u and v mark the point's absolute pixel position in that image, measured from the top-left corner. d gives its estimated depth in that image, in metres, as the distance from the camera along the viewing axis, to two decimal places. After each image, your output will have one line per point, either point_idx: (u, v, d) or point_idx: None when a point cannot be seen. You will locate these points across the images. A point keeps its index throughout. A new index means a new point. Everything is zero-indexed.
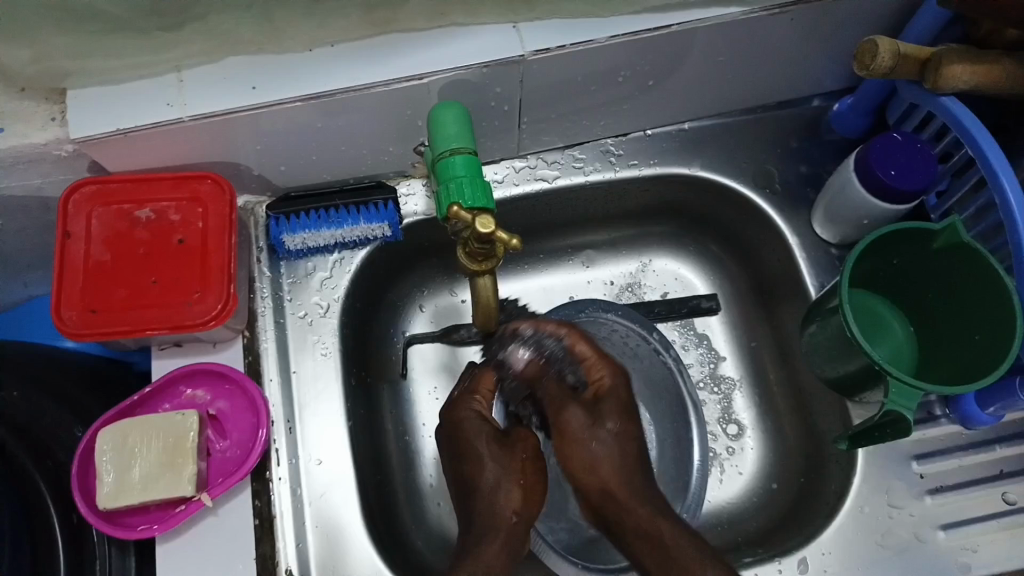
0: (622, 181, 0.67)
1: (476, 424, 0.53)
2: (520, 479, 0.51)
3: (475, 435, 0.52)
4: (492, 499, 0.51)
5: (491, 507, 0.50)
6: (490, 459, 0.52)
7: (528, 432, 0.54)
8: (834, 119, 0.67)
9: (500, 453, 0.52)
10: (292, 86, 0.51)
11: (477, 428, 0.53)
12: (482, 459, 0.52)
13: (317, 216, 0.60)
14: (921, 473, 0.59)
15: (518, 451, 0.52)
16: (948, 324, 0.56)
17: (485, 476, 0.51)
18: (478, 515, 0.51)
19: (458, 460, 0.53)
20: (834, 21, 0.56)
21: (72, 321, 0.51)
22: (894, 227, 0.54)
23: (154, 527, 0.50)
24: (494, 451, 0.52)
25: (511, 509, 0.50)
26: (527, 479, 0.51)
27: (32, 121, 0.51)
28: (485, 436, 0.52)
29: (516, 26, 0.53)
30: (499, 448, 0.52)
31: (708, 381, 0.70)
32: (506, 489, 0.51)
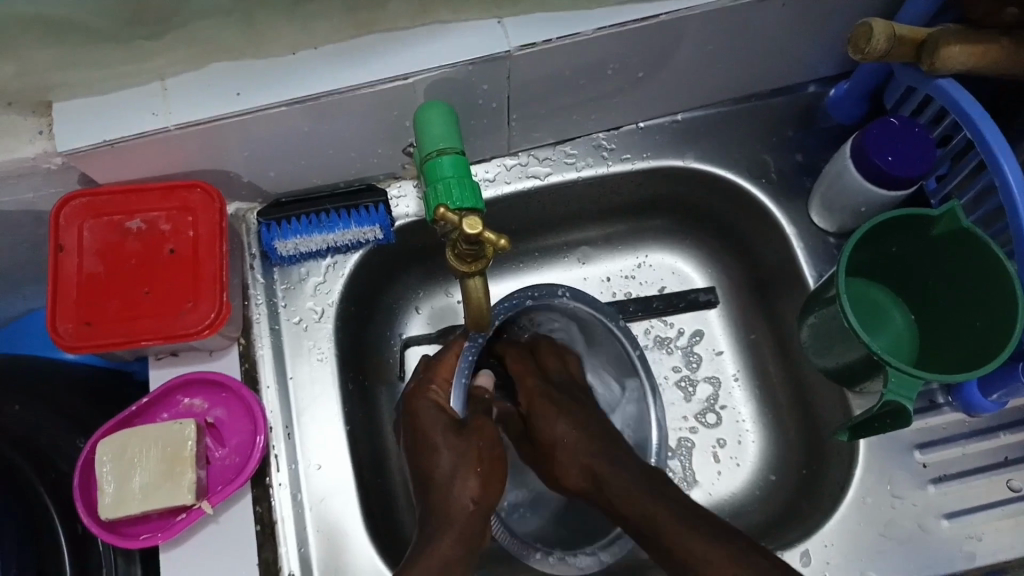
0: (615, 176, 0.66)
1: (431, 415, 0.51)
2: (474, 466, 0.49)
3: (431, 426, 0.51)
4: (448, 490, 0.49)
5: (445, 498, 0.49)
6: (442, 445, 0.50)
7: (485, 422, 0.51)
8: (830, 106, 0.65)
9: (456, 441, 0.50)
10: (275, 92, 0.51)
11: (432, 415, 0.51)
12: (437, 449, 0.50)
13: (308, 220, 0.60)
14: (923, 463, 0.59)
15: (473, 441, 0.50)
16: (952, 311, 0.55)
17: (440, 461, 0.50)
18: (433, 509, 0.49)
19: (417, 448, 0.51)
20: (827, 5, 0.55)
21: (67, 335, 0.51)
22: (891, 214, 0.53)
23: (157, 535, 0.51)
24: (445, 439, 0.50)
25: (468, 497, 0.48)
26: (480, 468, 0.49)
27: (19, 136, 0.51)
28: (440, 426, 0.51)
29: (500, 22, 0.52)
30: (452, 434, 0.50)
31: (685, 381, 0.69)
32: (461, 474, 0.49)
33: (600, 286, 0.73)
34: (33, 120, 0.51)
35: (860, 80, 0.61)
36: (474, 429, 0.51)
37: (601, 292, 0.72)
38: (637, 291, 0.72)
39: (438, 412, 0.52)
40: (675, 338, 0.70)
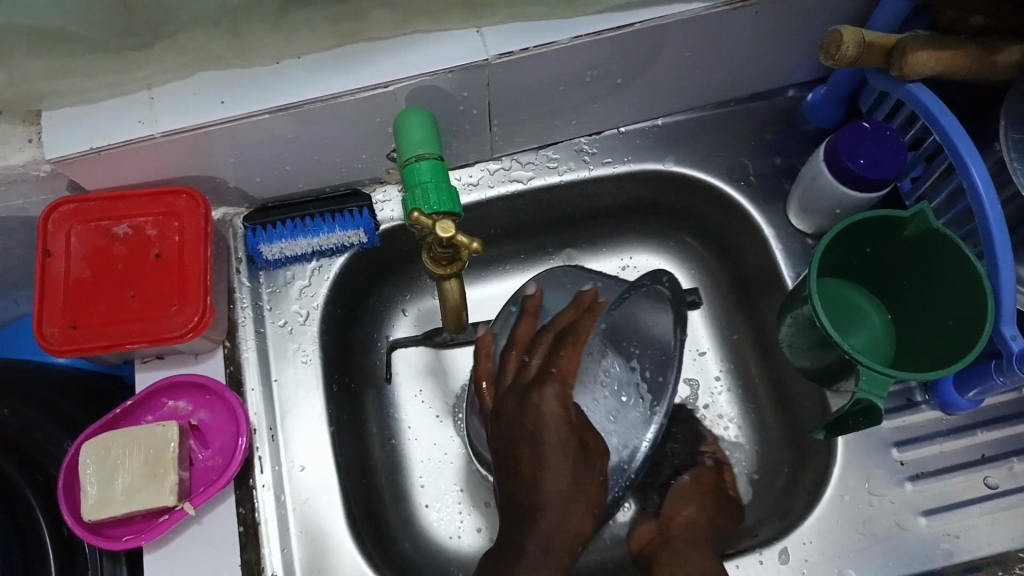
0: (596, 179, 0.67)
1: (560, 428, 0.51)
2: (579, 500, 0.50)
3: (557, 440, 0.51)
4: (566, 522, 0.49)
5: (558, 526, 0.49)
6: (554, 464, 0.50)
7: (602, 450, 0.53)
8: (807, 110, 0.66)
9: (579, 471, 0.51)
10: (260, 99, 0.52)
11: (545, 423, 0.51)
12: (562, 470, 0.50)
13: (293, 225, 0.61)
14: (901, 461, 0.59)
15: (594, 472, 0.52)
16: (926, 310, 0.56)
17: (550, 484, 0.49)
18: (540, 532, 0.48)
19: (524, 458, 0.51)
20: (800, 12, 0.56)
21: (54, 338, 0.52)
22: (863, 215, 0.54)
23: (140, 536, 0.51)
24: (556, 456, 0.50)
25: (577, 532, 0.50)
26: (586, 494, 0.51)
27: (9, 143, 0.52)
28: (569, 451, 0.51)
29: (479, 30, 0.53)
30: (556, 450, 0.51)
31: None
32: (580, 490, 0.50)
33: None
34: (23, 128, 0.53)
35: (836, 84, 0.62)
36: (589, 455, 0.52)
37: None
38: None
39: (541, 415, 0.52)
40: None
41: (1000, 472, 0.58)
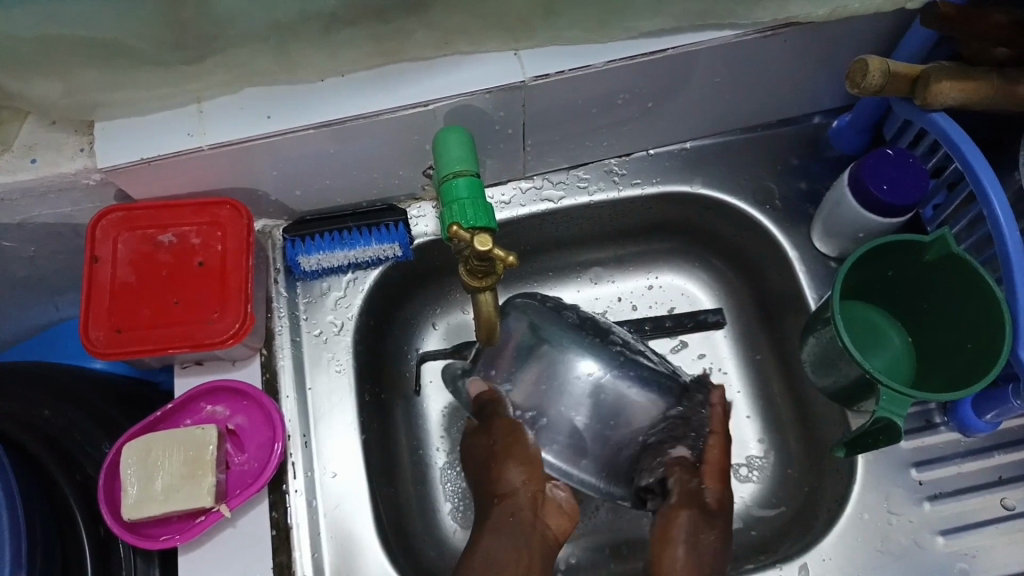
0: (624, 200, 0.69)
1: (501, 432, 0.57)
2: (515, 456, 0.55)
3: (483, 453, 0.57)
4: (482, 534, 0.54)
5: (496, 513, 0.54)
6: (479, 443, 0.58)
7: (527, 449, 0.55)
8: (833, 136, 0.68)
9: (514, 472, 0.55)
10: (306, 114, 0.54)
11: (480, 438, 0.57)
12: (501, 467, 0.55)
13: (331, 237, 0.63)
14: (920, 480, 0.60)
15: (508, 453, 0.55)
16: (946, 333, 0.57)
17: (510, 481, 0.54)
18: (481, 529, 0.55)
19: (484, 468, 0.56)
20: (826, 42, 0.58)
21: (100, 341, 0.54)
22: (887, 239, 0.56)
23: (176, 536, 0.53)
24: (472, 436, 0.59)
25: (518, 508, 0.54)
26: (521, 454, 0.55)
27: (63, 151, 0.54)
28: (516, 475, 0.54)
29: (517, 53, 0.55)
30: (490, 447, 0.56)
31: None
32: (506, 466, 0.55)
33: (612, 304, 0.75)
34: (75, 138, 0.55)
35: (860, 113, 0.64)
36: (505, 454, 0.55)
37: (613, 310, 0.75)
38: (646, 312, 0.75)
39: (482, 433, 0.57)
40: (670, 350, 0.73)
41: (1018, 494, 0.59)
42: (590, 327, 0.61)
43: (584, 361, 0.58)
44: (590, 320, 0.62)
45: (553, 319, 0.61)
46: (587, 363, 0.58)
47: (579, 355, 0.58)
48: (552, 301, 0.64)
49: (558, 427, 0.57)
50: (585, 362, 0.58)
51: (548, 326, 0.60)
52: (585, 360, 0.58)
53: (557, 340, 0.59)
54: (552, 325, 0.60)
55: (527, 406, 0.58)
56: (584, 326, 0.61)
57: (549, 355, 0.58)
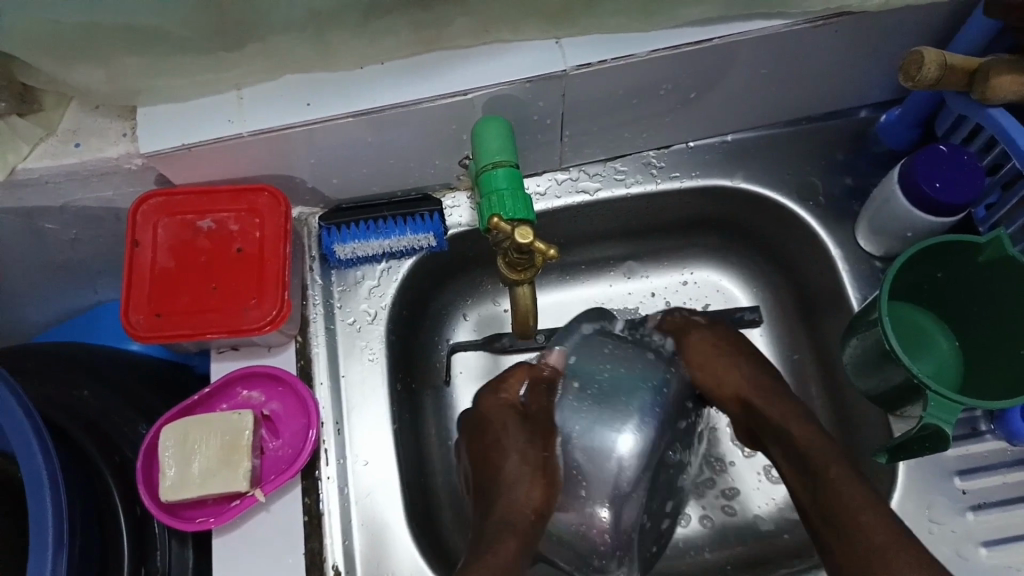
0: (662, 193, 0.67)
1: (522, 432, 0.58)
2: (542, 479, 0.56)
3: (502, 427, 0.59)
4: (514, 495, 0.55)
5: (511, 506, 0.54)
6: (523, 447, 0.57)
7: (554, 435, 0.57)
8: (882, 132, 0.66)
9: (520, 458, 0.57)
10: (345, 102, 0.53)
11: (525, 441, 0.58)
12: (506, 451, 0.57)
13: (366, 226, 0.62)
14: (964, 489, 0.58)
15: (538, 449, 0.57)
16: (997, 338, 0.55)
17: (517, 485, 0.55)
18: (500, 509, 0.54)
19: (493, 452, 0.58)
20: (878, 33, 0.56)
21: (140, 325, 0.54)
22: (940, 238, 0.54)
23: (210, 520, 0.53)
24: (518, 430, 0.58)
25: (529, 508, 0.54)
26: (545, 476, 0.56)
27: (106, 137, 0.55)
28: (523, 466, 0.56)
29: (558, 42, 0.54)
30: (535, 460, 0.57)
31: None
32: (525, 484, 0.55)
33: (645, 300, 0.74)
34: (119, 123, 0.55)
35: (912, 106, 0.61)
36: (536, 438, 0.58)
37: (646, 306, 0.74)
38: (680, 308, 0.73)
39: (529, 433, 0.58)
40: None
41: None
42: (671, 398, 0.59)
43: (624, 434, 0.55)
44: (676, 399, 0.60)
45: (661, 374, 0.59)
46: (627, 439, 0.55)
47: (628, 427, 0.55)
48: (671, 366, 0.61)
49: (576, 467, 0.56)
50: (629, 436, 0.55)
51: (652, 386, 0.58)
52: (629, 435, 0.55)
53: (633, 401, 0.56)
54: (651, 385, 0.58)
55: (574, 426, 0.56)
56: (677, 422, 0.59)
57: (613, 408, 0.56)
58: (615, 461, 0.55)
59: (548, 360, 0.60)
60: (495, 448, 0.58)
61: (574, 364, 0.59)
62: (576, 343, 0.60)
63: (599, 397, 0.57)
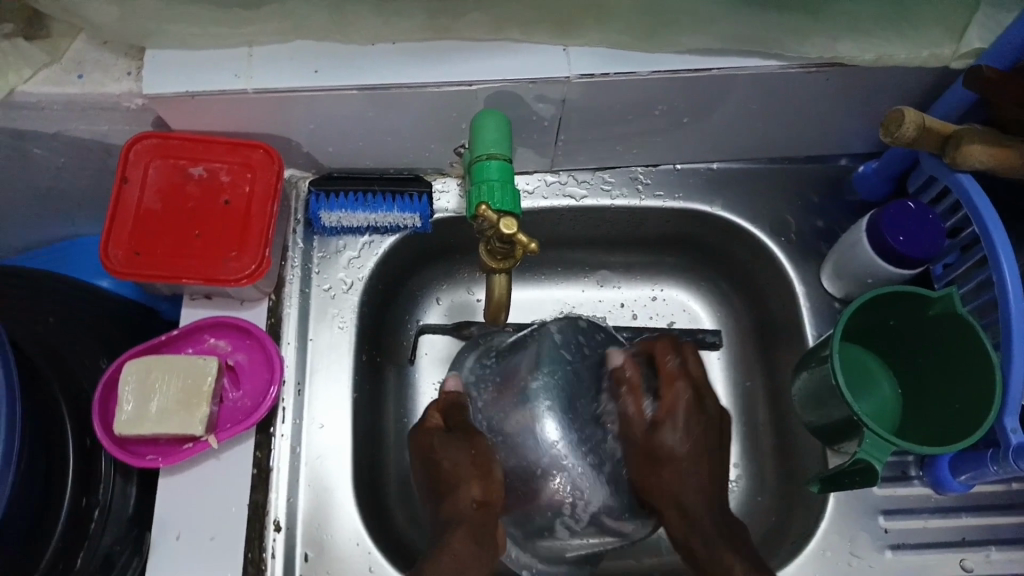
0: (644, 209, 0.70)
1: (442, 436, 0.58)
2: (479, 472, 0.56)
3: (428, 442, 0.58)
4: (453, 495, 0.55)
5: (454, 505, 0.55)
6: (451, 453, 0.57)
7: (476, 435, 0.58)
8: (858, 181, 0.70)
9: (454, 453, 0.57)
10: (350, 75, 0.54)
11: (454, 447, 0.57)
12: (439, 460, 0.57)
13: (355, 197, 0.64)
14: (886, 528, 0.61)
15: (469, 450, 0.57)
16: (935, 388, 0.58)
17: (461, 490, 0.55)
18: (444, 513, 0.55)
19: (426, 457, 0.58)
20: (866, 87, 0.59)
21: (117, 260, 0.55)
22: (892, 288, 0.57)
23: (160, 459, 0.54)
24: (443, 442, 0.58)
25: (471, 500, 0.55)
26: (483, 473, 0.56)
27: (110, 73, 0.55)
28: (459, 465, 0.56)
29: (566, 49, 0.55)
30: (468, 456, 0.57)
31: None
32: (466, 482, 0.56)
33: (614, 309, 0.76)
34: (124, 61, 0.56)
35: (888, 161, 0.65)
36: (468, 441, 0.58)
37: (615, 315, 0.76)
38: (645, 323, 0.76)
39: (456, 441, 0.58)
40: None
41: (978, 557, 0.60)
42: (576, 374, 0.60)
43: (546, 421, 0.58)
44: (581, 369, 0.61)
45: (555, 358, 0.61)
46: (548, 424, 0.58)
47: (546, 415, 0.58)
48: (565, 347, 0.62)
49: (517, 464, 0.57)
50: (550, 421, 0.58)
51: (549, 365, 0.60)
52: (550, 418, 0.58)
53: (533, 387, 0.59)
54: (550, 369, 0.60)
55: (498, 431, 0.59)
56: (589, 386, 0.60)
57: (525, 403, 0.58)
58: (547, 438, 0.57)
59: (448, 388, 0.62)
60: (430, 466, 0.57)
61: (473, 382, 0.63)
62: (465, 369, 0.65)
63: (505, 400, 0.60)
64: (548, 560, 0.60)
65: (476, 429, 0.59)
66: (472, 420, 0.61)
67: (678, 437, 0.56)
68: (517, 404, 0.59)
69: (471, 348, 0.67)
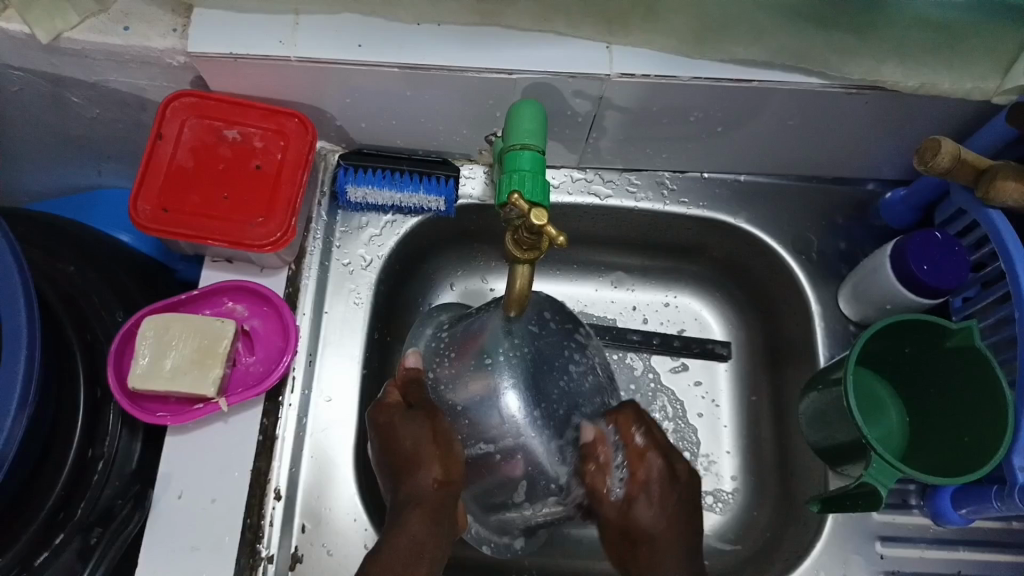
0: (667, 214, 0.70)
1: (404, 414, 0.56)
2: (440, 449, 0.54)
3: (391, 420, 0.56)
4: (414, 474, 0.53)
5: (414, 485, 0.53)
6: (413, 429, 0.54)
7: (433, 411, 0.56)
8: (882, 208, 0.69)
9: (411, 427, 0.55)
10: (392, 52, 0.54)
11: (414, 423, 0.55)
12: (401, 435, 0.54)
13: (383, 175, 0.64)
14: (881, 554, 0.61)
15: (428, 425, 0.55)
16: (943, 421, 0.58)
17: (422, 471, 0.53)
18: (402, 493, 0.52)
19: (386, 435, 0.55)
20: (906, 113, 0.59)
21: (144, 214, 0.55)
22: (898, 317, 0.57)
23: (170, 416, 0.55)
24: (404, 419, 0.55)
25: (432, 479, 0.53)
26: (444, 451, 0.54)
27: (155, 27, 0.55)
28: (421, 439, 0.54)
29: (609, 46, 0.55)
30: (429, 431, 0.55)
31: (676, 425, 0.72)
32: (426, 461, 0.53)
33: (626, 312, 0.76)
34: (170, 17, 0.55)
35: (918, 189, 0.64)
36: (426, 418, 0.55)
37: (626, 318, 0.76)
38: (656, 328, 0.76)
39: (418, 418, 0.55)
40: (671, 370, 0.74)
41: None
42: (540, 350, 0.59)
43: (507, 393, 0.57)
44: (546, 345, 0.60)
45: (520, 329, 0.59)
46: (509, 396, 0.57)
47: (509, 388, 0.57)
48: (532, 320, 0.61)
49: (475, 436, 0.56)
50: (511, 395, 0.57)
51: (514, 337, 0.59)
52: (510, 390, 0.57)
53: (498, 358, 0.58)
54: (517, 342, 0.58)
55: (456, 401, 0.57)
56: (544, 356, 0.59)
57: (487, 374, 0.57)
58: (505, 409, 0.56)
59: (408, 363, 0.58)
60: (387, 444, 0.55)
61: (433, 357, 0.61)
62: (425, 341, 0.63)
63: (464, 366, 0.58)
64: (501, 530, 0.61)
65: (438, 406, 0.57)
66: (431, 395, 0.58)
67: (655, 512, 0.54)
68: (473, 370, 0.58)
69: (427, 322, 0.66)
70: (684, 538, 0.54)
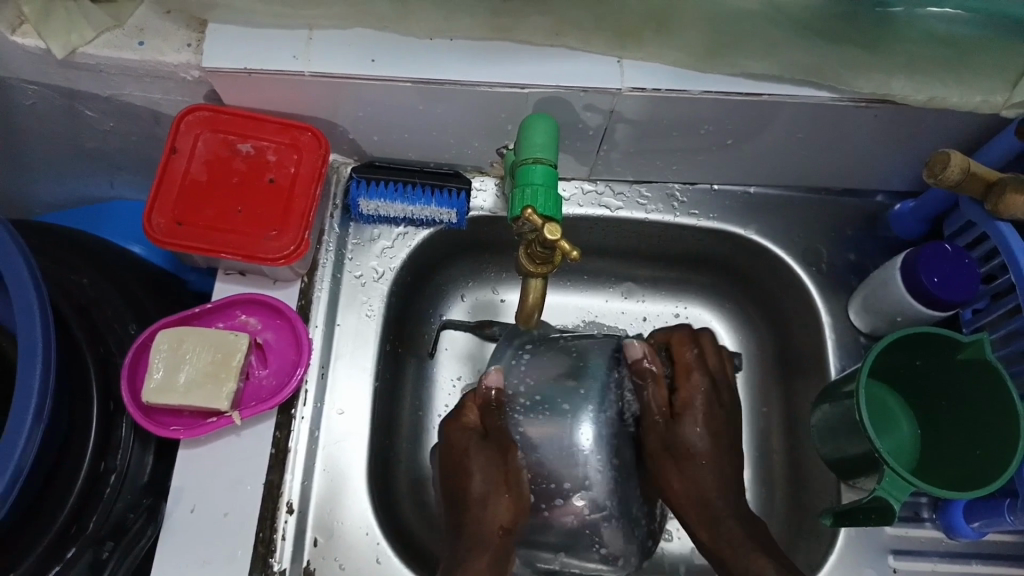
0: (678, 226, 0.70)
1: (474, 444, 0.57)
2: (509, 488, 0.55)
3: (463, 450, 0.57)
4: (481, 511, 0.55)
5: (479, 524, 0.55)
6: (484, 463, 0.56)
7: (509, 443, 0.57)
8: (892, 219, 0.70)
9: (485, 463, 0.56)
10: (405, 66, 0.55)
11: (486, 458, 0.56)
12: (472, 471, 0.56)
13: (394, 188, 0.65)
14: (894, 567, 0.61)
15: (501, 461, 0.56)
16: (954, 433, 0.58)
17: (489, 509, 0.55)
18: (468, 529, 0.55)
19: (458, 463, 0.57)
20: (916, 126, 0.59)
21: (159, 229, 0.56)
22: (907, 331, 0.57)
23: (183, 429, 0.55)
24: (477, 450, 0.57)
25: (497, 522, 0.55)
26: (513, 490, 0.55)
27: (170, 43, 0.56)
28: (490, 476, 0.56)
29: (620, 61, 0.55)
30: (498, 469, 0.56)
31: None
32: (495, 501, 0.55)
33: (636, 322, 0.77)
34: (185, 32, 0.56)
35: (928, 201, 0.65)
36: (497, 453, 0.57)
37: (637, 328, 0.76)
38: None
39: (490, 451, 0.57)
40: None
41: None
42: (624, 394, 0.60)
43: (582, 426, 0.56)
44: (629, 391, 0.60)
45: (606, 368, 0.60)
46: (585, 431, 0.56)
47: (586, 426, 0.56)
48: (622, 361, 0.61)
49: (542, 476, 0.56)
50: (586, 432, 0.56)
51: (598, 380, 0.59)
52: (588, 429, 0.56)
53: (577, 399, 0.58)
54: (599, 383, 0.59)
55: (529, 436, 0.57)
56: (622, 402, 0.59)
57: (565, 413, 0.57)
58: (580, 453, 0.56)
59: (488, 382, 0.60)
60: (459, 466, 0.57)
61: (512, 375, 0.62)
62: (507, 359, 0.64)
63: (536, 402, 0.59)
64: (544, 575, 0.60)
65: (510, 439, 0.57)
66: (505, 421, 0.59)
67: (699, 438, 0.59)
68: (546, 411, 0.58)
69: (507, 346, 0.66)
70: (724, 469, 0.59)
